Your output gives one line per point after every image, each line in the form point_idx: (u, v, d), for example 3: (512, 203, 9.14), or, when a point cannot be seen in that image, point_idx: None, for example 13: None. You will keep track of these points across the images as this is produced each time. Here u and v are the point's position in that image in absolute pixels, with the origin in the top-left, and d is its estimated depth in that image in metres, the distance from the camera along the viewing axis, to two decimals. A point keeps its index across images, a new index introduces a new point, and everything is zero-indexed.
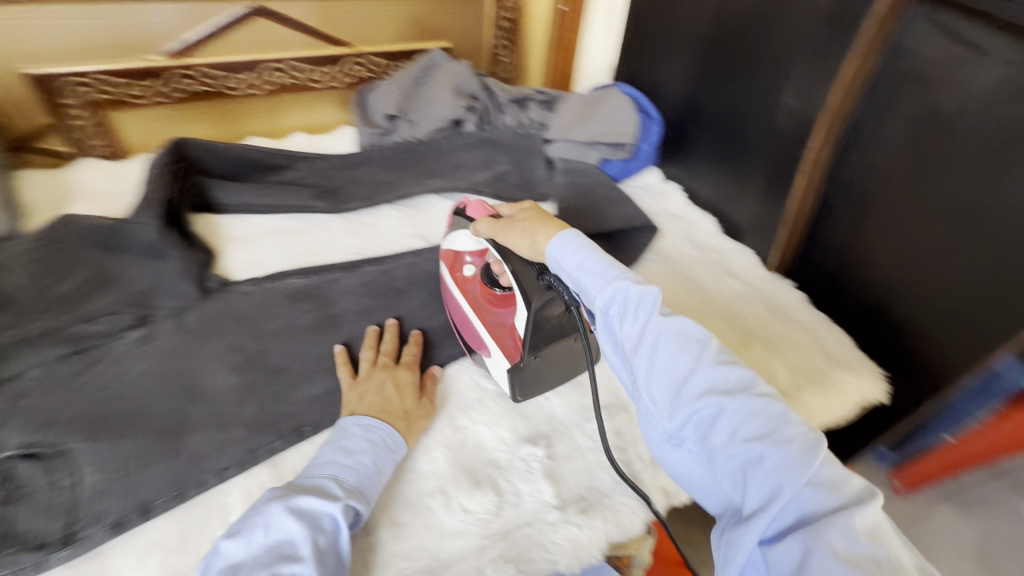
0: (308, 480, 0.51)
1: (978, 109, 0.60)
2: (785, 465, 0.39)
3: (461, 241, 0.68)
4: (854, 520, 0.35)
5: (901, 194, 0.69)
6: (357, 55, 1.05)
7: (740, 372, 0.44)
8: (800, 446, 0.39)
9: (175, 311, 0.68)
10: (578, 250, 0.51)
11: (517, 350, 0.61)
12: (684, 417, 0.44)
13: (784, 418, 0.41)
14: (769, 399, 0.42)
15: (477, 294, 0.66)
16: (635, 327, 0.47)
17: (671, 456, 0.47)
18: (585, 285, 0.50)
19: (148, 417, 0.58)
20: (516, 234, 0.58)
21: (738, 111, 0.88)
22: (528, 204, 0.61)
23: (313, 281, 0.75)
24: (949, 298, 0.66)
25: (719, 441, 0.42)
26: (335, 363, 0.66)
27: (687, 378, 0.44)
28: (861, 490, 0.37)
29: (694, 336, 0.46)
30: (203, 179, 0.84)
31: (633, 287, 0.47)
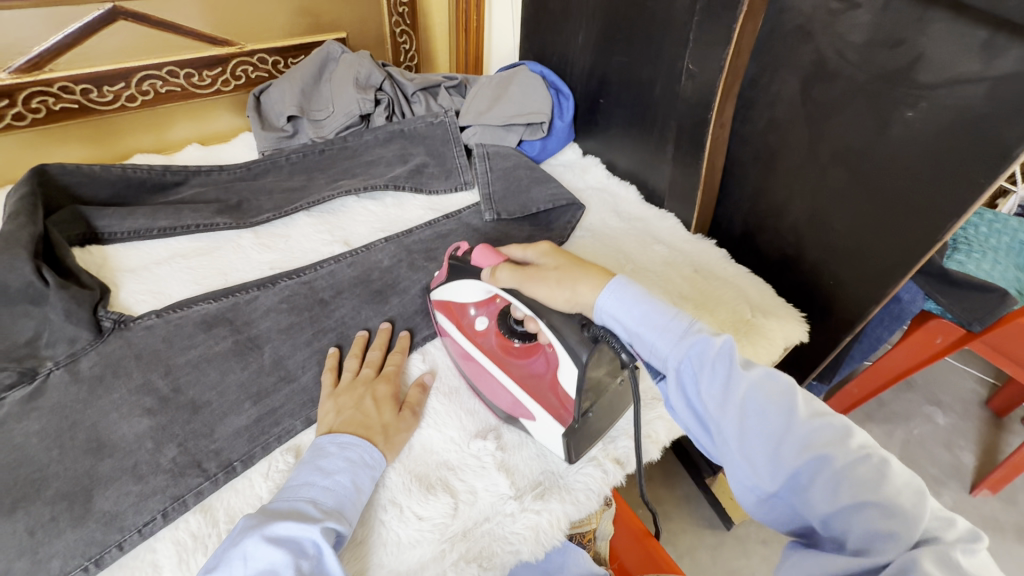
0: (284, 504, 0.47)
1: (853, 60, 0.63)
2: (895, 516, 0.37)
3: (462, 292, 0.64)
4: (962, 561, 0.34)
5: (802, 144, 0.73)
6: (247, 55, 0.98)
7: (831, 424, 0.42)
8: (904, 496, 0.38)
9: (67, 359, 0.59)
10: (643, 304, 0.49)
11: (567, 409, 0.54)
12: (782, 475, 0.41)
13: (879, 469, 0.39)
14: (863, 449, 0.40)
15: (500, 351, 0.62)
16: (719, 386, 0.45)
17: (764, 513, 0.44)
18: (659, 343, 0.48)
19: (47, 484, 0.51)
20: (547, 285, 0.53)
21: (645, 80, 0.89)
22: (547, 247, 0.57)
23: (225, 304, 0.68)
24: (855, 237, 0.71)
25: (820, 497, 0.40)
26: (262, 390, 0.62)
27: (780, 433, 0.42)
28: (959, 530, 0.37)
29: (780, 391, 0.44)
30: (82, 207, 0.75)
31: (711, 343, 0.46)
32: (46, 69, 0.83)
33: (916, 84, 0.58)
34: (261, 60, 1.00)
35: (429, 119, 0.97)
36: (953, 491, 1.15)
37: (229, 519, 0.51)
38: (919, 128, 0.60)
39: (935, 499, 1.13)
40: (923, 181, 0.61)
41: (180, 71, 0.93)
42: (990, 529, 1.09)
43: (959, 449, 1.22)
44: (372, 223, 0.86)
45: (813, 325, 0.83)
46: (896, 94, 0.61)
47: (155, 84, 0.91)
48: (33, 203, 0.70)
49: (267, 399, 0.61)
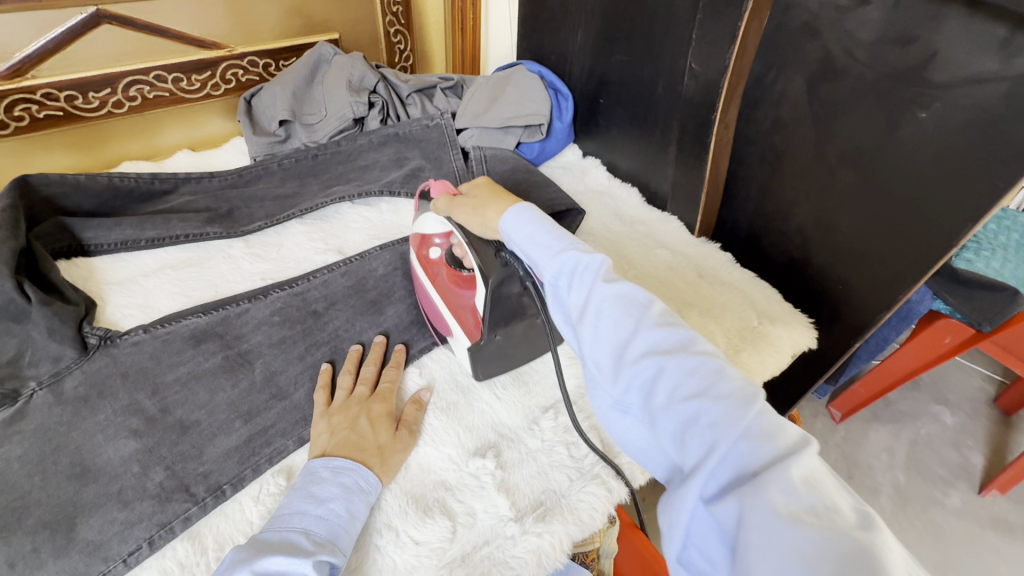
0: (275, 534, 0.45)
1: (863, 58, 0.61)
2: (721, 418, 0.35)
3: (424, 222, 0.67)
4: (785, 467, 0.31)
5: (808, 146, 0.71)
6: (236, 58, 0.96)
7: (681, 332, 0.41)
8: (738, 399, 0.36)
9: (51, 379, 0.58)
10: (530, 225, 0.51)
11: (478, 329, 0.60)
12: (628, 380, 0.41)
13: (719, 374, 0.37)
14: (707, 355, 0.39)
15: (445, 279, 0.65)
16: (581, 296, 0.45)
17: (617, 425, 0.43)
18: (537, 259, 0.49)
19: (27, 513, 0.49)
20: (467, 211, 0.59)
21: (645, 79, 0.87)
22: (482, 180, 0.62)
23: (215, 318, 0.66)
24: (863, 240, 0.69)
25: (660, 402, 0.39)
26: (252, 408, 0.60)
27: (629, 339, 0.42)
28: (798, 439, 0.33)
29: (637, 300, 0.43)
30: (67, 219, 0.73)
31: (579, 256, 0.46)
32: (29, 75, 0.80)
33: (928, 82, 0.56)
34: (252, 63, 0.98)
35: (424, 121, 0.95)
36: (963, 492, 1.13)
37: (218, 547, 0.49)
38: (931, 129, 0.57)
39: (945, 501, 1.11)
40: (935, 183, 0.59)
41: (168, 76, 0.90)
42: (1001, 532, 1.07)
43: (970, 450, 1.20)
44: (367, 230, 0.84)
45: (821, 331, 0.81)
46: (907, 94, 0.58)
47: (143, 89, 0.89)
48: (16, 216, 0.67)
49: (258, 417, 0.59)
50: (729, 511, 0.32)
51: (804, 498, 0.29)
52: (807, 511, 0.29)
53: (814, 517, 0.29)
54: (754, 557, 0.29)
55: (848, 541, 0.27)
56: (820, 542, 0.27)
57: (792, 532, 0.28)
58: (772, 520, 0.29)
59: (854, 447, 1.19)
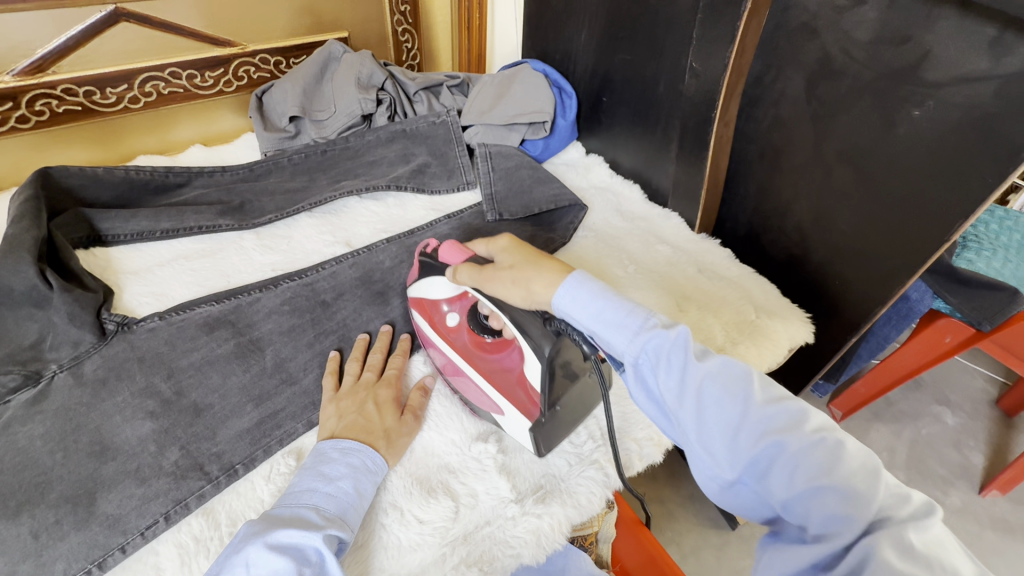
0: (286, 510, 0.47)
1: (859, 58, 0.62)
2: (850, 499, 0.36)
3: (434, 288, 0.64)
4: (914, 539, 0.34)
5: (806, 143, 0.72)
6: (248, 55, 0.98)
7: (787, 409, 0.41)
8: (860, 477, 0.37)
9: (72, 361, 0.60)
10: (595, 298, 0.46)
11: (535, 405, 0.55)
12: (741, 463, 0.40)
13: (835, 451, 0.38)
14: (821, 432, 0.39)
15: (472, 347, 0.62)
16: (675, 377, 0.43)
17: (724, 498, 0.43)
18: (611, 337, 0.46)
19: (50, 487, 0.51)
20: (504, 283, 0.52)
21: (647, 78, 0.89)
22: (506, 239, 0.56)
23: (227, 306, 0.68)
24: (861, 236, 0.70)
25: (779, 485, 0.39)
26: (263, 392, 0.62)
27: (739, 422, 0.41)
28: (915, 507, 0.36)
29: (735, 377, 0.42)
30: (85, 209, 0.75)
31: (664, 334, 0.44)
32: (50, 71, 0.83)
33: (923, 82, 0.57)
34: (263, 60, 1.00)
35: (431, 118, 0.97)
36: (960, 490, 1.14)
37: (231, 522, 0.51)
38: (926, 126, 0.59)
39: (944, 500, 1.12)
40: (930, 180, 0.60)
41: (183, 73, 0.93)
42: (1000, 531, 1.08)
43: (967, 448, 1.21)
44: (374, 224, 0.86)
45: (817, 326, 0.83)
46: (901, 92, 0.60)
47: (158, 86, 0.92)
48: (37, 207, 0.70)
49: (269, 401, 0.61)
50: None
51: (928, 563, 0.33)
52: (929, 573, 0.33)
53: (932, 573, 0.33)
54: None
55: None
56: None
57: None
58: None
59: None
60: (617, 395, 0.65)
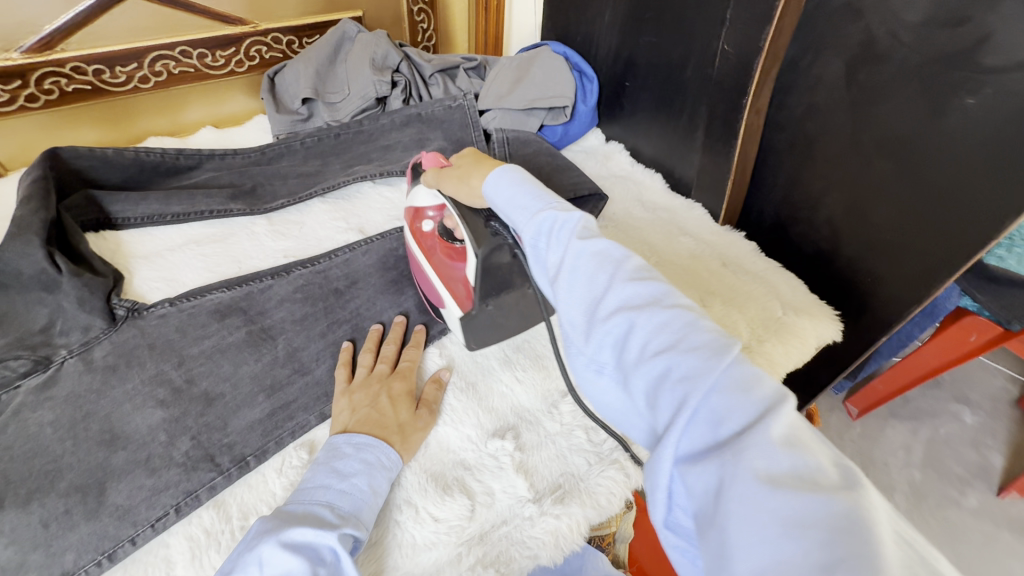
0: (299, 507, 0.46)
1: (907, 41, 0.58)
2: (693, 373, 0.35)
3: (417, 195, 0.67)
4: (764, 427, 0.30)
5: (843, 131, 0.68)
6: (260, 35, 0.95)
7: (654, 287, 0.40)
8: (707, 351, 0.35)
9: (82, 347, 0.59)
10: (511, 186, 0.51)
11: (469, 299, 0.60)
12: (601, 338, 0.40)
13: (692, 329, 0.37)
14: (679, 310, 0.38)
15: (439, 252, 0.65)
16: (558, 253, 0.45)
17: (595, 384, 0.43)
18: (516, 219, 0.50)
19: (60, 476, 0.50)
20: (453, 180, 0.59)
21: (674, 62, 0.85)
22: (469, 150, 0.62)
23: (238, 293, 0.67)
24: (897, 231, 0.67)
25: (633, 358, 0.38)
26: (275, 382, 0.61)
27: (603, 295, 0.41)
28: (774, 392, 0.33)
29: (610, 258, 0.43)
30: (95, 192, 0.74)
31: (557, 215, 0.47)
32: (58, 48, 0.81)
33: (979, 68, 0.53)
34: (276, 39, 0.97)
35: (447, 102, 0.94)
36: (981, 493, 1.11)
37: (242, 516, 0.50)
38: (979, 116, 0.55)
39: (961, 500, 1.09)
40: (979, 173, 0.57)
41: (193, 51, 0.90)
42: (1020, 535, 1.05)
43: (990, 450, 1.17)
44: (388, 210, 0.84)
45: (846, 324, 0.80)
46: (952, 79, 0.56)
47: (168, 65, 0.89)
48: (47, 187, 0.68)
49: (281, 392, 0.60)
50: (705, 476, 0.31)
51: (787, 462, 0.29)
52: (789, 476, 0.28)
53: (795, 480, 0.28)
54: (732, 524, 0.28)
55: (831, 504, 0.27)
56: (804, 511, 0.27)
57: (774, 498, 0.27)
58: (755, 487, 0.28)
59: (870, 443, 1.17)
60: None
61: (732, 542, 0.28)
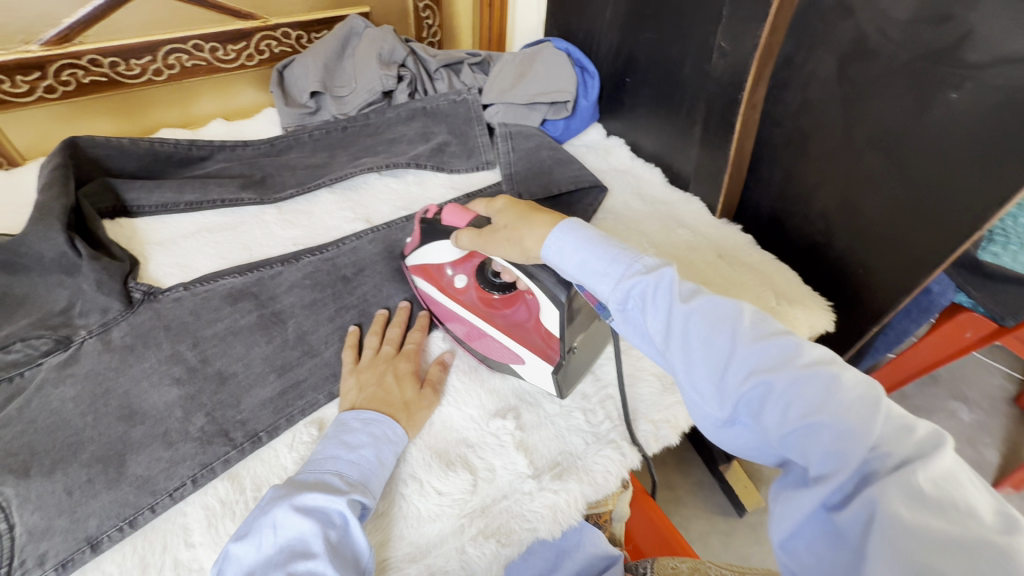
0: (309, 475, 0.48)
1: (895, 38, 0.60)
2: (841, 432, 0.34)
3: (436, 253, 0.66)
4: (912, 473, 0.31)
5: (837, 127, 0.70)
6: (269, 29, 0.97)
7: (782, 342, 0.39)
8: (857, 409, 0.35)
9: (100, 328, 0.61)
10: (580, 248, 0.48)
11: (552, 347, 0.58)
12: (731, 401, 0.40)
13: (832, 386, 0.36)
14: (816, 366, 0.37)
15: (480, 305, 0.64)
16: (660, 319, 0.43)
17: (726, 438, 0.42)
18: (597, 284, 0.48)
19: (82, 447, 0.53)
20: (502, 243, 0.54)
21: (673, 59, 0.87)
22: (502, 201, 0.57)
23: (249, 279, 0.70)
24: (887, 224, 0.69)
25: (771, 417, 0.38)
26: (286, 362, 0.63)
27: (727, 359, 0.40)
28: (927, 438, 0.33)
29: (723, 315, 0.42)
30: (112, 179, 0.76)
31: (648, 278, 0.45)
32: (76, 41, 0.83)
33: (963, 63, 0.55)
34: (285, 34, 1.00)
35: (451, 96, 0.96)
36: None
37: (255, 487, 0.53)
38: (963, 111, 0.57)
39: None
40: (965, 167, 0.59)
41: (205, 45, 0.92)
42: None
43: (982, 445, 1.19)
44: (394, 202, 0.86)
45: (839, 314, 0.82)
46: (937, 75, 0.58)
47: (181, 58, 0.92)
48: (66, 175, 0.71)
49: (291, 372, 0.62)
50: (854, 524, 0.31)
51: (936, 506, 0.29)
52: (937, 516, 0.29)
53: (943, 520, 0.29)
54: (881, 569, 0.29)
55: (987, 545, 0.27)
56: (959, 552, 0.27)
57: (926, 543, 0.28)
58: (905, 534, 0.29)
59: None
60: (635, 374, 0.66)
61: None
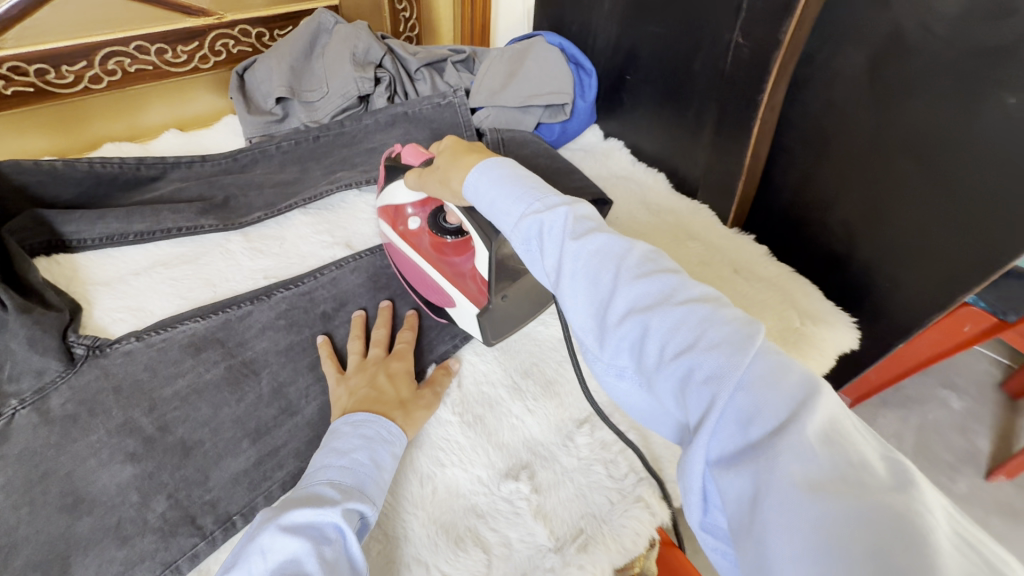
0: (301, 492, 0.43)
1: (942, 35, 0.53)
2: (715, 373, 0.30)
3: (397, 193, 0.64)
4: (799, 427, 0.26)
5: (863, 129, 0.64)
6: (225, 27, 0.86)
7: (662, 280, 0.35)
8: (731, 345, 0.30)
9: (35, 396, 0.52)
10: (492, 185, 0.43)
11: (483, 294, 0.57)
12: (613, 345, 0.35)
13: (709, 320, 0.32)
14: (693, 303, 0.33)
15: (429, 248, 0.62)
16: (552, 257, 0.39)
17: (617, 389, 0.38)
18: (501, 220, 0.43)
19: (18, 550, 0.45)
20: (434, 182, 0.53)
21: (680, 55, 0.79)
22: (447, 141, 0.54)
23: (215, 323, 0.61)
24: (916, 235, 0.64)
25: (650, 360, 0.33)
26: (261, 424, 0.55)
27: (610, 297, 0.36)
28: (806, 381, 0.29)
29: (611, 252, 0.37)
30: (44, 211, 0.65)
31: (542, 215, 0.40)
32: None
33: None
34: (243, 32, 0.88)
35: (436, 99, 0.86)
36: (970, 478, 1.09)
37: None
38: (1018, 114, 0.51)
39: (951, 487, 1.07)
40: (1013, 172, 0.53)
41: (151, 47, 0.81)
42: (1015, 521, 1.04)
43: (974, 434, 1.15)
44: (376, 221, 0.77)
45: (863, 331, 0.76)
46: (987, 74, 0.52)
47: (123, 62, 0.80)
48: None
49: (267, 437, 0.54)
50: (739, 484, 0.27)
51: (830, 465, 0.25)
52: (833, 479, 0.24)
53: (842, 485, 0.24)
54: (773, 540, 0.24)
55: (887, 511, 0.22)
56: (855, 524, 0.22)
57: (819, 513, 0.23)
58: (796, 501, 0.24)
59: None
60: None
61: (774, 556, 0.24)
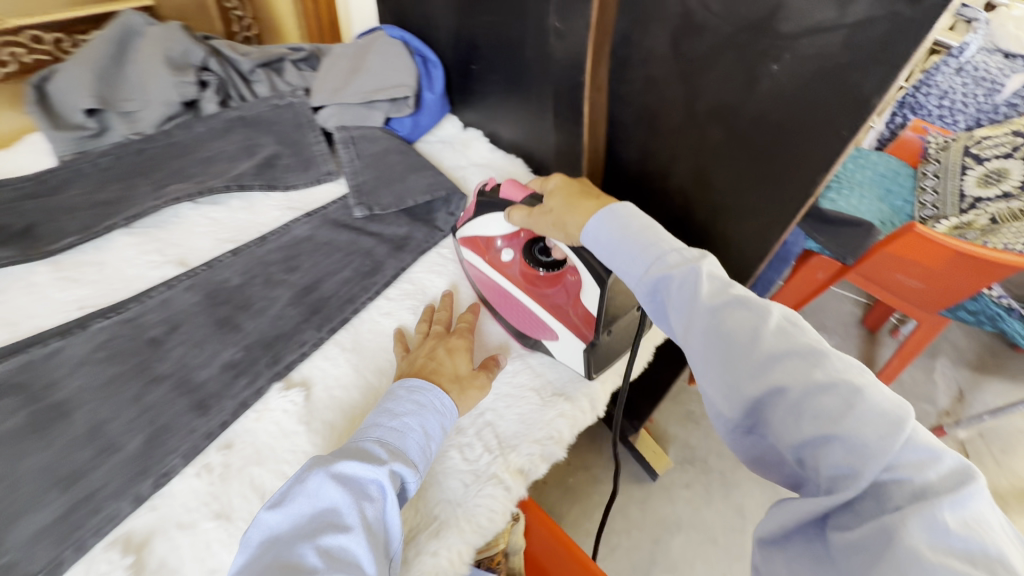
0: (353, 443, 0.45)
1: (717, 11, 0.56)
2: (859, 450, 0.31)
3: (488, 224, 0.63)
4: (936, 507, 0.28)
5: (676, 104, 0.67)
6: (13, 33, 0.77)
7: (799, 349, 0.36)
8: (879, 428, 0.31)
9: None
10: (613, 238, 0.47)
11: (590, 327, 0.56)
12: (739, 404, 0.37)
13: (853, 399, 0.33)
14: (838, 379, 0.34)
15: (523, 280, 0.62)
16: (683, 315, 0.41)
17: (738, 445, 0.39)
18: (625, 270, 0.46)
19: None
20: (548, 225, 0.53)
21: (513, 41, 0.81)
22: (558, 179, 0.55)
23: (17, 365, 0.55)
24: (734, 197, 0.69)
25: (782, 426, 0.35)
26: (77, 468, 0.50)
27: (742, 358, 0.37)
28: (954, 472, 0.29)
29: (746, 316, 0.38)
30: None
31: (673, 273, 0.42)
32: None
33: (779, 35, 0.53)
34: (36, 38, 0.80)
35: (273, 101, 0.85)
36: None
37: None
38: (785, 81, 0.56)
39: None
40: (798, 135, 0.58)
41: None
42: None
43: None
44: (215, 233, 0.73)
45: None
46: (762, 45, 0.55)
47: None
48: None
49: (82, 481, 0.49)
50: (856, 547, 0.29)
51: (962, 547, 0.26)
52: (960, 559, 0.26)
53: (970, 567, 0.26)
54: None
55: None
56: None
57: None
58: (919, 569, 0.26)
59: None
60: (515, 393, 0.60)
61: None
